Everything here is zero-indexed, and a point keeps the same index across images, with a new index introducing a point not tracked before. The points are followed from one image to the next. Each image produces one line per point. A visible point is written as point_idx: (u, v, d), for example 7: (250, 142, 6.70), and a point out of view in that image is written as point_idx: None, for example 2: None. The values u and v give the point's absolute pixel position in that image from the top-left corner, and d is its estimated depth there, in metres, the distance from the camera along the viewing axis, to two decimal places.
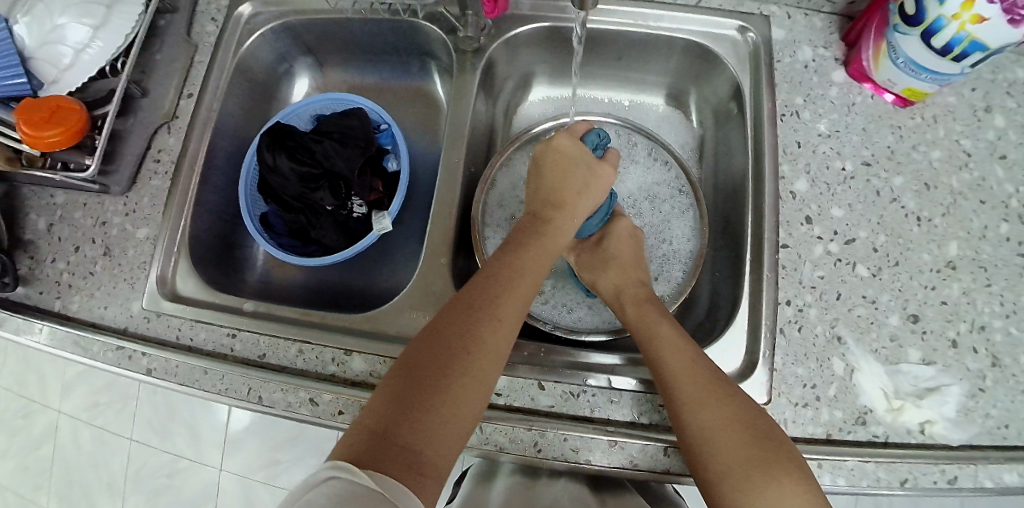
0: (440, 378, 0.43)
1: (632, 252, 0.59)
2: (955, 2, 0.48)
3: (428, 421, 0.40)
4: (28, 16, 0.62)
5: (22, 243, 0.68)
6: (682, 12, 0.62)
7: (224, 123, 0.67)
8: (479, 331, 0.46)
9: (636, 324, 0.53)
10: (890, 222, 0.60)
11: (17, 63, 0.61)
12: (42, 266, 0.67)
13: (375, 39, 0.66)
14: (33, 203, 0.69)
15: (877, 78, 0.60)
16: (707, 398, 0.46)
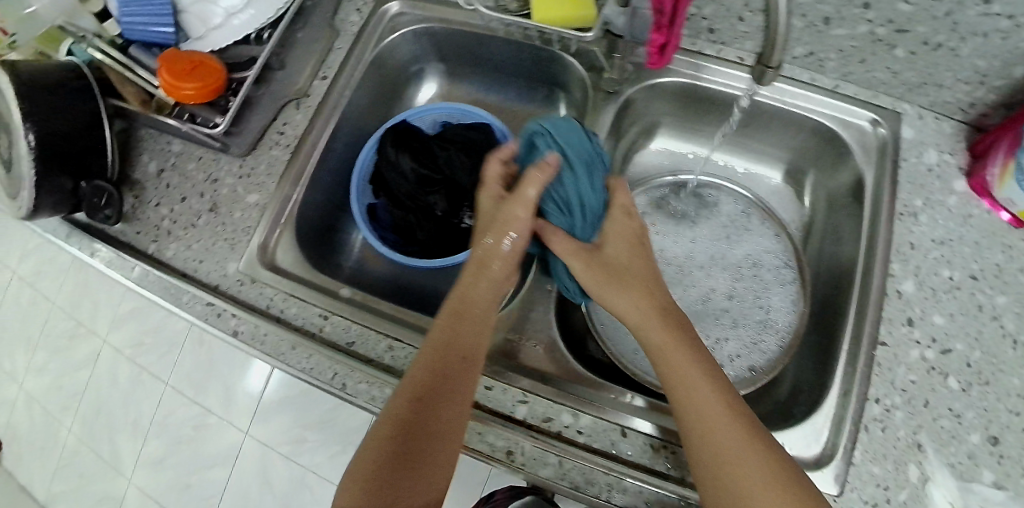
0: (426, 428, 0.47)
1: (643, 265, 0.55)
2: None
3: (424, 468, 0.47)
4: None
5: (132, 180, 0.70)
6: (822, 94, 0.63)
7: (351, 110, 0.68)
8: (456, 386, 0.48)
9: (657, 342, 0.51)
10: (988, 340, 0.59)
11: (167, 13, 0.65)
12: (145, 208, 0.68)
13: (512, 60, 0.68)
14: (150, 146, 0.71)
15: (997, 196, 0.59)
16: (720, 426, 0.45)
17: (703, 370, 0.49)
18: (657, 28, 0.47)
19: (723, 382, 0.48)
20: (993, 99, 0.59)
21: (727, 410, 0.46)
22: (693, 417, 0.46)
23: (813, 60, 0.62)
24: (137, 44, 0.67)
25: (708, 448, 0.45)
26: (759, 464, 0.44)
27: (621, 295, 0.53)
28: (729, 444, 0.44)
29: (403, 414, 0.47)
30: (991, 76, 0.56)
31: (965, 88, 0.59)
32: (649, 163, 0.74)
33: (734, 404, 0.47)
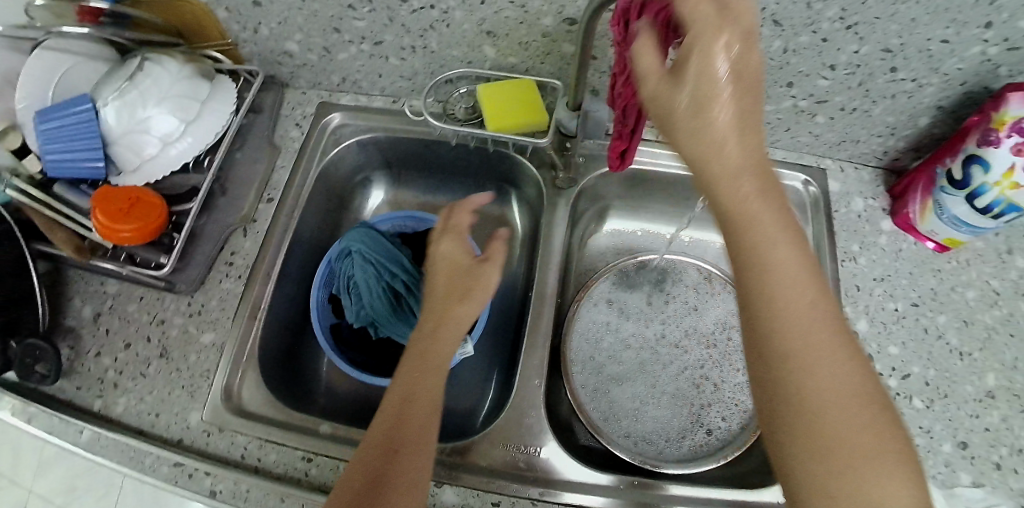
0: (404, 436, 0.44)
1: (772, 208, 0.33)
2: (999, 171, 0.55)
3: (397, 479, 0.42)
4: (118, 99, 0.56)
5: (62, 329, 0.64)
6: None
7: (302, 231, 0.66)
8: (415, 421, 0.45)
9: (752, 241, 0.33)
10: (937, 357, 0.65)
11: (97, 146, 0.57)
12: (84, 359, 0.62)
13: (457, 160, 0.69)
14: (80, 288, 0.66)
15: (921, 229, 0.67)
16: (808, 363, 0.32)
17: (825, 319, 0.33)
18: (617, 136, 0.52)
19: (831, 321, 0.33)
20: (903, 145, 0.67)
21: (812, 350, 0.32)
22: (825, 388, 0.32)
23: None
24: (59, 182, 0.62)
25: (831, 388, 0.32)
26: (849, 412, 0.31)
27: (741, 202, 0.33)
28: (841, 427, 0.31)
29: (372, 451, 0.43)
30: (900, 128, 0.65)
31: (878, 140, 0.67)
32: (601, 247, 0.72)
33: (826, 350, 0.32)
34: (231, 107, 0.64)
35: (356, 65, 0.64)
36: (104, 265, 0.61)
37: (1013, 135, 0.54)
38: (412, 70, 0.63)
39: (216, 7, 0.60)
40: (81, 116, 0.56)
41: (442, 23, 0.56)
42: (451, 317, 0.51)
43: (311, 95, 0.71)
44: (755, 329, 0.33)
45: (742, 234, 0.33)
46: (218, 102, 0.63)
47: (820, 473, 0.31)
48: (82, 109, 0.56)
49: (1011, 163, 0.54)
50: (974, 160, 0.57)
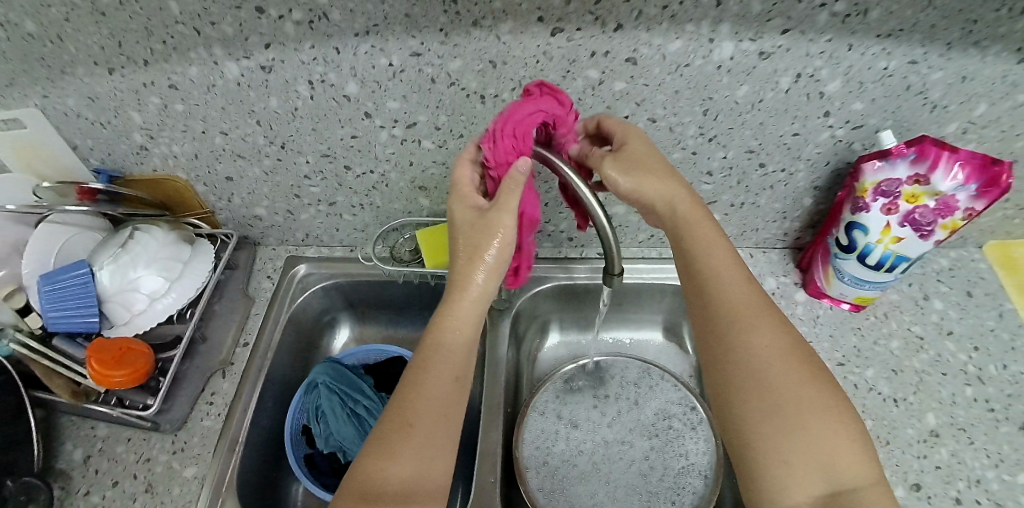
0: (411, 432, 0.47)
1: (725, 250, 0.53)
2: (877, 231, 0.64)
3: (399, 465, 0.46)
4: (113, 263, 0.66)
5: (53, 472, 0.67)
6: (666, 263, 0.75)
7: (275, 370, 0.74)
8: (418, 436, 0.47)
9: (701, 282, 0.53)
10: (872, 407, 0.69)
11: (92, 305, 0.65)
12: (73, 499, 0.65)
13: (409, 297, 0.78)
14: (72, 432, 0.71)
15: (831, 293, 0.74)
16: (750, 343, 0.48)
17: (773, 322, 0.49)
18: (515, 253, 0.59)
19: (778, 321, 0.50)
20: (797, 226, 0.76)
21: (775, 360, 0.47)
22: (762, 362, 0.47)
23: (655, 239, 0.76)
24: (59, 335, 0.68)
25: (787, 377, 0.46)
26: (794, 376, 0.46)
27: (697, 240, 0.53)
28: (784, 382, 0.46)
29: (379, 451, 0.47)
30: (789, 211, 0.74)
31: (775, 224, 0.76)
32: (549, 359, 0.78)
33: (791, 356, 0.48)
34: (211, 262, 0.74)
35: (316, 223, 0.76)
36: (94, 408, 0.67)
37: (878, 197, 0.63)
38: (364, 222, 0.75)
39: (196, 182, 0.72)
40: (79, 278, 0.64)
41: (382, 185, 0.69)
42: (434, 364, 0.50)
43: (280, 249, 0.82)
44: (724, 351, 0.49)
45: (696, 284, 0.53)
46: (199, 260, 0.73)
47: (787, 431, 0.44)
48: (82, 273, 0.64)
49: (886, 222, 0.63)
50: (853, 227, 0.65)
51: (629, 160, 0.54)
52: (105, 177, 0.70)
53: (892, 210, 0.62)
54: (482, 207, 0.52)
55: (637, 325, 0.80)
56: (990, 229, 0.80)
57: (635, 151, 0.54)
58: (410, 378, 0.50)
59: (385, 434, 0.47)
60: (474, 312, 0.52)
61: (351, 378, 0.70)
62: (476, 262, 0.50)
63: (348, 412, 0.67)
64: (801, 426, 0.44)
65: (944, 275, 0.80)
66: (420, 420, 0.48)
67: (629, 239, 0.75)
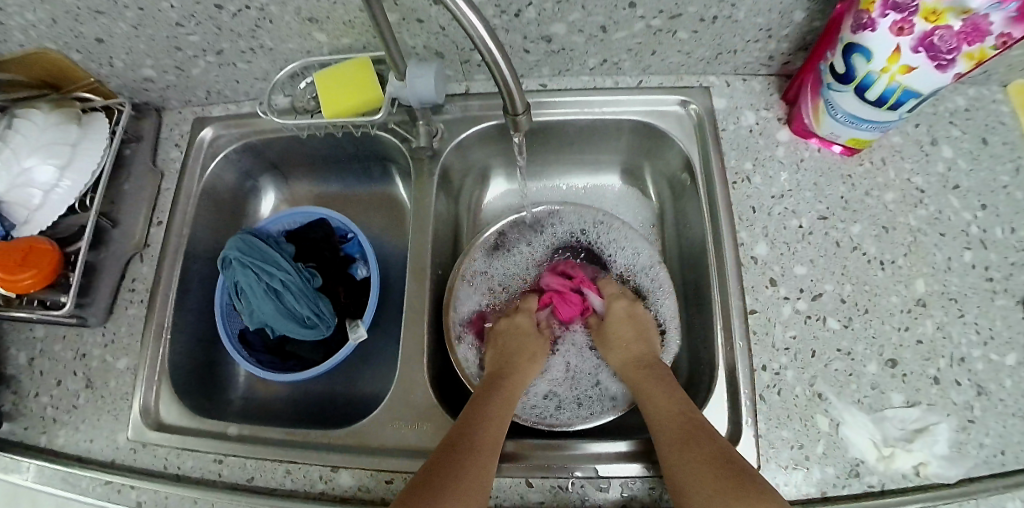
0: (475, 439, 0.49)
1: (631, 328, 0.63)
2: (882, 58, 0.51)
3: (458, 479, 0.45)
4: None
5: (2, 378, 0.65)
6: (626, 95, 0.65)
7: (197, 243, 0.69)
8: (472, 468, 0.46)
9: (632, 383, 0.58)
10: (853, 270, 0.61)
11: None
12: (27, 401, 0.64)
13: (333, 148, 0.70)
14: (14, 337, 0.67)
15: (821, 133, 0.63)
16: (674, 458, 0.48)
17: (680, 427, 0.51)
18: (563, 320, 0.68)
19: (675, 392, 0.54)
20: (786, 47, 0.62)
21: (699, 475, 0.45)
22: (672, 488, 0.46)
23: (609, 66, 0.64)
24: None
25: (689, 454, 0.47)
26: (706, 472, 0.45)
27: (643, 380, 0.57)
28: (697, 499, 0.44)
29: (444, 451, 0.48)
30: (776, 28, 0.59)
31: (757, 45, 0.62)
32: (494, 210, 0.72)
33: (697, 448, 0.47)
34: (106, 139, 0.66)
35: (213, 77, 0.66)
36: (16, 313, 0.62)
37: (887, 13, 0.49)
38: (263, 71, 0.65)
39: (68, 50, 0.63)
40: None
41: (265, 22, 0.56)
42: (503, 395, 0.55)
43: (186, 113, 0.73)
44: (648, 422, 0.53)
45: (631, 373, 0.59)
46: (91, 139, 0.64)
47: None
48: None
49: (895, 46, 0.50)
50: (854, 50, 0.53)
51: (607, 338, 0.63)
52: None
53: (904, 30, 0.49)
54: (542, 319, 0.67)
55: (593, 171, 0.75)
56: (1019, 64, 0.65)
57: (620, 332, 0.63)
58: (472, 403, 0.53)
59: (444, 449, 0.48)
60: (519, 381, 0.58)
61: (266, 251, 0.63)
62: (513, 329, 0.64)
63: (265, 287, 0.60)
64: (696, 492, 0.45)
65: (958, 117, 0.68)
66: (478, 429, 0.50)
67: (579, 67, 0.64)
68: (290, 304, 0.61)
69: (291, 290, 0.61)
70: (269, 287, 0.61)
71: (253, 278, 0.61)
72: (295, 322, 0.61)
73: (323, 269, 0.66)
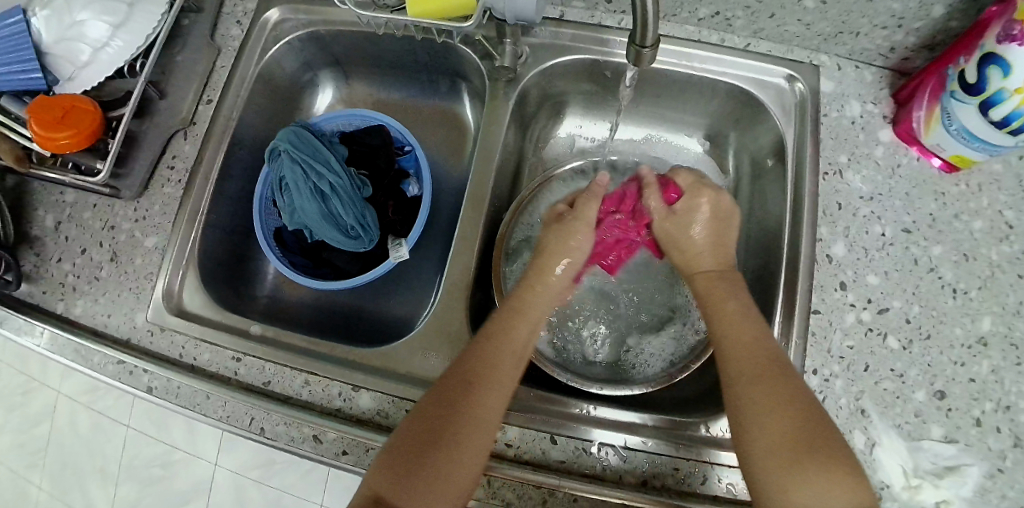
0: (463, 410, 0.44)
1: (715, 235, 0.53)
2: (1021, 76, 0.43)
3: (441, 463, 0.42)
4: (47, 9, 0.55)
5: (28, 237, 0.62)
6: (729, 56, 0.61)
7: (243, 133, 0.66)
8: (477, 403, 0.44)
9: (699, 291, 0.52)
10: (925, 293, 0.54)
11: (32, 58, 0.56)
12: (48, 265, 0.61)
13: (405, 55, 0.68)
14: (42, 197, 0.64)
15: (926, 142, 0.56)
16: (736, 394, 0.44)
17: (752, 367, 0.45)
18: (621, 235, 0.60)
19: (744, 309, 0.49)
20: (913, 41, 0.55)
21: (764, 406, 0.42)
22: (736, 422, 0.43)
23: (720, 21, 0.59)
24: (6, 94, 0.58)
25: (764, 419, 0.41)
26: (764, 413, 0.41)
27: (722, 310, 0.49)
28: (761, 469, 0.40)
29: (445, 393, 0.45)
30: (909, 17, 0.53)
31: (883, 33, 0.55)
32: (559, 151, 0.72)
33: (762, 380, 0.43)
34: (165, 5, 0.60)
35: None
36: (47, 172, 0.57)
37: None
38: None
39: None
40: (12, 29, 0.54)
41: None
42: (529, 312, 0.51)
43: None
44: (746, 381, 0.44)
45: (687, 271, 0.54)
46: (149, 1, 0.59)
47: (778, 461, 0.39)
48: (12, 21, 0.54)
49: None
50: (992, 60, 0.45)
51: (677, 233, 0.54)
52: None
53: None
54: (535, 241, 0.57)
55: (671, 130, 0.72)
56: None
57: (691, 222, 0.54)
58: (472, 358, 0.47)
59: (444, 393, 0.45)
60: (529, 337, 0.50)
61: (318, 153, 0.61)
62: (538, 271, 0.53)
63: (311, 187, 0.59)
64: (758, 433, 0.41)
65: None
66: (493, 368, 0.46)
67: (687, 15, 0.60)
68: (335, 209, 0.59)
69: (341, 197, 0.59)
70: (317, 189, 0.59)
71: (301, 178, 0.59)
72: (336, 229, 0.60)
73: (375, 179, 0.65)
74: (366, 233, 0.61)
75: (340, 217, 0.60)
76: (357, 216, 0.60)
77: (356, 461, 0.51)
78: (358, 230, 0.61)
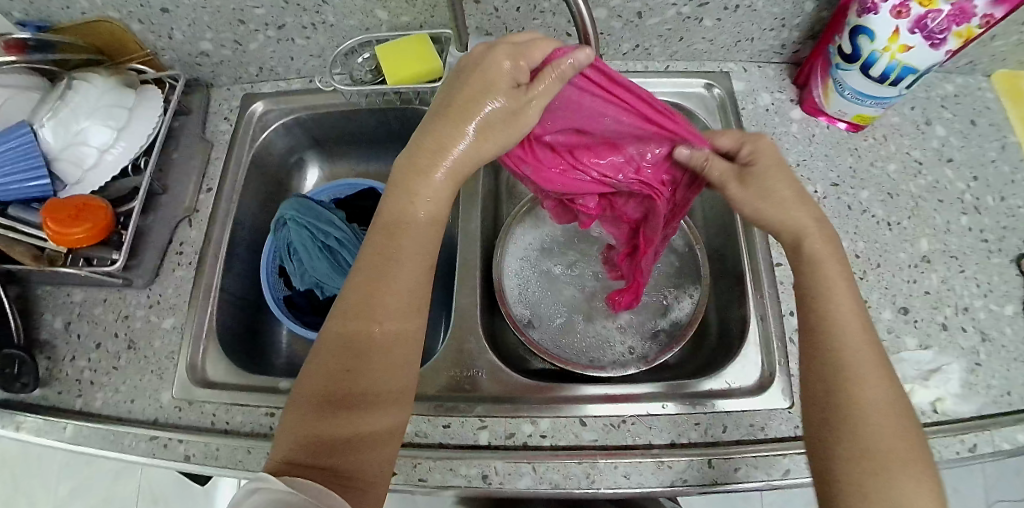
0: (371, 352, 0.43)
1: (803, 203, 0.48)
2: (883, 38, 0.54)
3: (349, 410, 0.41)
4: (53, 118, 0.60)
5: (39, 344, 0.64)
6: (655, 77, 0.73)
7: (243, 212, 0.71)
8: (375, 336, 0.43)
9: (808, 258, 0.46)
10: (866, 230, 0.64)
11: (40, 164, 0.59)
12: (63, 366, 0.63)
13: (380, 126, 0.77)
14: (51, 302, 0.66)
15: (829, 111, 0.68)
16: (858, 383, 0.41)
17: (870, 360, 0.42)
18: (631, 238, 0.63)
19: (859, 308, 0.45)
20: (797, 37, 0.69)
21: (875, 411, 0.41)
22: (835, 404, 0.42)
23: (641, 51, 0.72)
24: (14, 204, 0.61)
25: (882, 422, 0.40)
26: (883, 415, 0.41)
27: (825, 277, 0.45)
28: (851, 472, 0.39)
29: (340, 333, 0.43)
30: (788, 19, 0.66)
31: (771, 34, 0.69)
32: None
33: (858, 377, 0.42)
34: (160, 109, 0.68)
35: (269, 52, 0.71)
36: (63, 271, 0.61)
37: None
38: (320, 47, 0.70)
39: (131, 20, 0.66)
40: (20, 141, 0.58)
41: None
42: (420, 210, 0.44)
43: (235, 88, 0.77)
44: (840, 377, 0.42)
45: (800, 245, 0.47)
46: (147, 106, 0.66)
47: (875, 475, 0.39)
48: (20, 133, 0.58)
49: (894, 28, 0.53)
50: (858, 32, 0.55)
51: (756, 186, 0.48)
52: (32, 29, 0.65)
53: (903, 13, 0.52)
54: (521, 85, 0.42)
55: None
56: (1002, 55, 0.69)
57: (769, 177, 0.48)
58: (356, 293, 0.43)
59: (339, 331, 0.43)
60: (415, 248, 0.44)
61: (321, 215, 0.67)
62: (480, 143, 0.43)
63: (320, 245, 0.65)
64: (870, 435, 0.40)
65: (947, 102, 0.70)
66: (382, 297, 0.43)
67: (614, 51, 0.72)
68: (345, 261, 0.65)
69: (348, 251, 0.65)
70: (325, 247, 0.65)
71: (308, 240, 0.64)
72: (347, 279, 0.66)
73: None
74: None
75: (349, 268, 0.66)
76: None
77: (406, 479, 0.53)
78: None
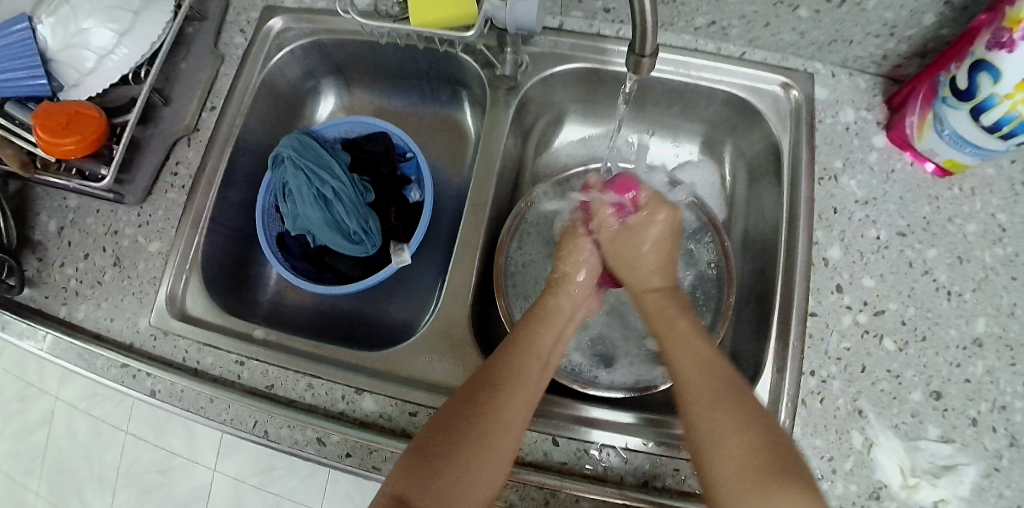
0: (496, 413, 0.45)
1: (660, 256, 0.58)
2: (1010, 82, 0.44)
3: (465, 464, 0.43)
4: (52, 16, 0.56)
5: (30, 242, 0.63)
6: (726, 64, 0.62)
7: (246, 139, 0.66)
8: (502, 402, 0.46)
9: (659, 325, 0.54)
10: (920, 295, 0.55)
11: (37, 63, 0.56)
12: (50, 270, 0.62)
13: (406, 62, 0.69)
14: (45, 202, 0.64)
15: (918, 147, 0.57)
16: (698, 394, 0.46)
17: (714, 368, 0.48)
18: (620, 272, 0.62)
19: (705, 342, 0.51)
20: (905, 49, 0.57)
21: (723, 423, 0.44)
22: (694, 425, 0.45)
23: (716, 29, 0.61)
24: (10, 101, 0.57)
25: (715, 419, 0.44)
26: (730, 431, 0.43)
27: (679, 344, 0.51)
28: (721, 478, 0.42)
29: (466, 397, 0.46)
30: (901, 26, 0.54)
31: (875, 41, 0.57)
32: (557, 155, 0.73)
33: (729, 393, 0.46)
34: (169, 13, 0.60)
35: None
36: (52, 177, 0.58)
37: None
38: None
39: None
40: (16, 36, 0.55)
41: None
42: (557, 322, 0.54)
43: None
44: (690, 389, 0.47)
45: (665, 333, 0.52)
46: (154, 9, 0.59)
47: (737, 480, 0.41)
48: (19, 27, 0.55)
49: None
50: (980, 67, 0.46)
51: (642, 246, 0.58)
52: None
53: None
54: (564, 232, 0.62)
55: (668, 136, 0.73)
56: None
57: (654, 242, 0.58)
58: (493, 368, 0.48)
59: (469, 394, 0.47)
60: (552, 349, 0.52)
61: (320, 158, 0.62)
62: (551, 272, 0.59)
63: (315, 193, 0.60)
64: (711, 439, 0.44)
65: None
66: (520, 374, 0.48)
67: (684, 24, 0.61)
68: (339, 215, 0.60)
69: (343, 204, 0.60)
70: (319, 194, 0.60)
71: (302, 185, 0.60)
72: (339, 234, 0.60)
73: (377, 186, 0.66)
74: (368, 238, 0.62)
75: (344, 223, 0.61)
76: (359, 221, 0.61)
77: (360, 463, 0.51)
78: (361, 236, 0.61)
